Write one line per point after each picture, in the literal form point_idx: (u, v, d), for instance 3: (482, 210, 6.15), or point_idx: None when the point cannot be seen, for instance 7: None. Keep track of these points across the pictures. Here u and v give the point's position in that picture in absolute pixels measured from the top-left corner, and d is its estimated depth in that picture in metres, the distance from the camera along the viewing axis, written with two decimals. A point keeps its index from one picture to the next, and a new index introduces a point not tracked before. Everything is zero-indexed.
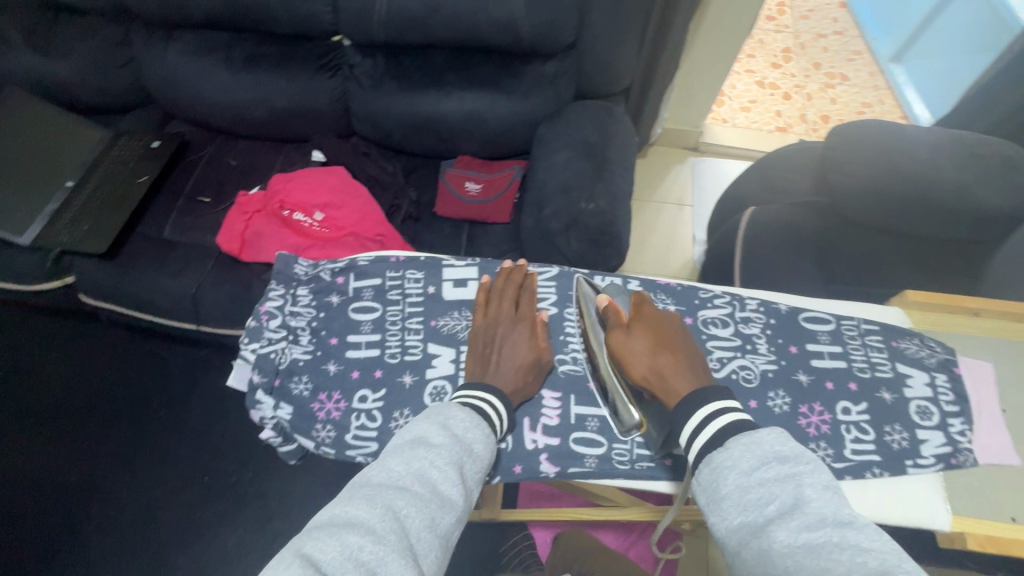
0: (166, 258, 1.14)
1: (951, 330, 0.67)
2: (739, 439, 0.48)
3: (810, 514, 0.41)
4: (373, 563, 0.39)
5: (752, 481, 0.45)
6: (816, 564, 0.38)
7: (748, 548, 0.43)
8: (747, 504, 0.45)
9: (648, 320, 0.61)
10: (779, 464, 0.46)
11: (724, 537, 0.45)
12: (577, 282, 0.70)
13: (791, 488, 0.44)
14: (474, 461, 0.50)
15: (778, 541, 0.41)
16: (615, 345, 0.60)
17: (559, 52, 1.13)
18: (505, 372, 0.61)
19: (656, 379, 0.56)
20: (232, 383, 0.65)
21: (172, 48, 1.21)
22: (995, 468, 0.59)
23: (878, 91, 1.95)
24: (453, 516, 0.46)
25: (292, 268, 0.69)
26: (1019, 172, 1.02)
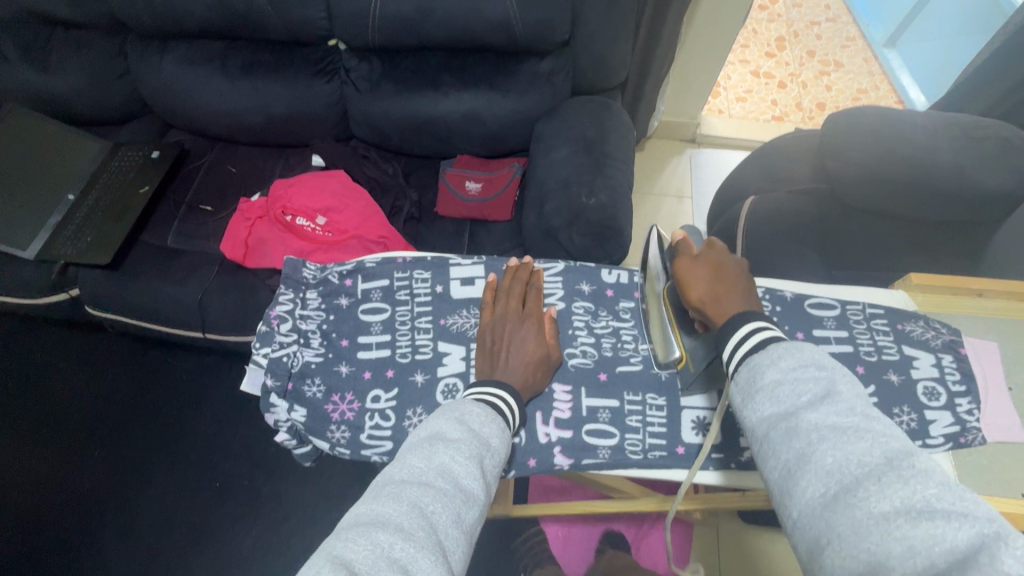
0: (171, 267, 1.15)
1: (954, 311, 0.67)
2: (779, 344, 0.49)
3: (842, 403, 0.43)
4: (406, 560, 0.39)
5: (788, 374, 0.46)
6: (844, 445, 0.40)
7: (775, 430, 0.44)
8: (779, 394, 0.46)
9: (717, 253, 0.61)
10: (814, 364, 0.47)
11: (751, 423, 0.47)
12: (648, 228, 0.71)
13: (825, 381, 0.45)
14: (492, 456, 0.51)
15: (808, 423, 0.43)
16: (680, 270, 0.61)
17: (555, 49, 1.13)
18: (513, 368, 0.61)
19: (712, 301, 0.57)
20: (246, 388, 0.66)
21: (168, 58, 1.21)
22: (1008, 447, 0.58)
23: (873, 77, 1.96)
24: (477, 511, 0.46)
25: (300, 272, 0.70)
26: (1016, 154, 1.02)
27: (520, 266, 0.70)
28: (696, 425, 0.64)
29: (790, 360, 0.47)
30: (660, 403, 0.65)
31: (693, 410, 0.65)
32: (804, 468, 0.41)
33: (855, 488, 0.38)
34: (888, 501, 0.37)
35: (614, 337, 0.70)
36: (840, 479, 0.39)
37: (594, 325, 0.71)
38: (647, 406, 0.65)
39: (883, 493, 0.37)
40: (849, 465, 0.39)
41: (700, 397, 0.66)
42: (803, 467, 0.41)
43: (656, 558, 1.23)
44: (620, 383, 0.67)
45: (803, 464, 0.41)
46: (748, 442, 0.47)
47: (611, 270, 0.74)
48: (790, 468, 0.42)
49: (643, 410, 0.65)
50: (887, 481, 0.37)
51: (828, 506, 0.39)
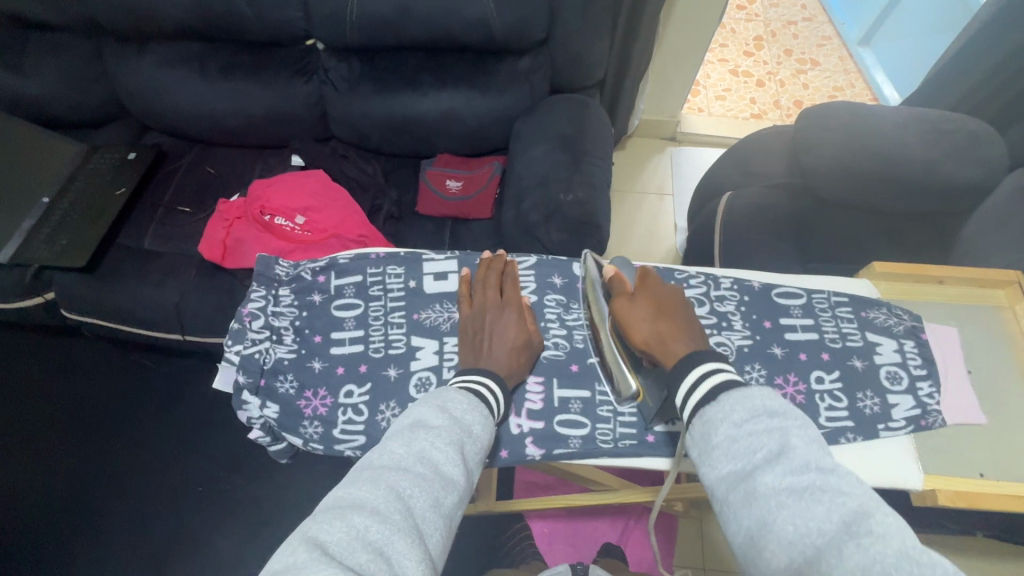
0: (149, 270, 1.14)
1: (919, 298, 0.69)
2: (730, 394, 0.50)
3: (797, 461, 0.44)
4: (381, 543, 0.40)
5: (742, 431, 0.48)
6: (802, 511, 0.41)
7: (735, 493, 0.45)
8: (736, 453, 0.47)
9: (653, 290, 0.63)
10: (767, 416, 0.48)
11: (712, 483, 0.48)
12: (584, 257, 0.71)
13: (779, 437, 0.46)
14: (473, 442, 0.52)
15: (765, 487, 0.44)
16: (620, 312, 0.62)
17: (533, 48, 1.14)
18: (497, 356, 0.62)
19: (657, 341, 0.58)
20: (218, 385, 0.65)
21: (143, 58, 1.20)
22: (965, 428, 0.60)
23: (849, 75, 1.99)
24: (456, 495, 0.47)
25: (273, 269, 0.70)
26: (983, 147, 1.05)
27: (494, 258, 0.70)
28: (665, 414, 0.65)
29: (742, 416, 0.48)
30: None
31: None
32: (767, 536, 0.42)
33: (816, 558, 0.39)
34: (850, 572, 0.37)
35: (586, 329, 0.71)
36: (802, 549, 0.40)
37: (566, 317, 0.72)
38: None
39: (844, 563, 0.37)
40: (808, 533, 0.40)
41: None
42: (765, 536, 0.42)
43: (641, 552, 1.24)
44: (592, 373, 0.68)
45: (765, 532, 0.42)
46: (713, 502, 0.48)
47: (583, 263, 0.75)
48: (752, 535, 0.43)
49: (614, 400, 0.66)
50: (847, 549, 0.38)
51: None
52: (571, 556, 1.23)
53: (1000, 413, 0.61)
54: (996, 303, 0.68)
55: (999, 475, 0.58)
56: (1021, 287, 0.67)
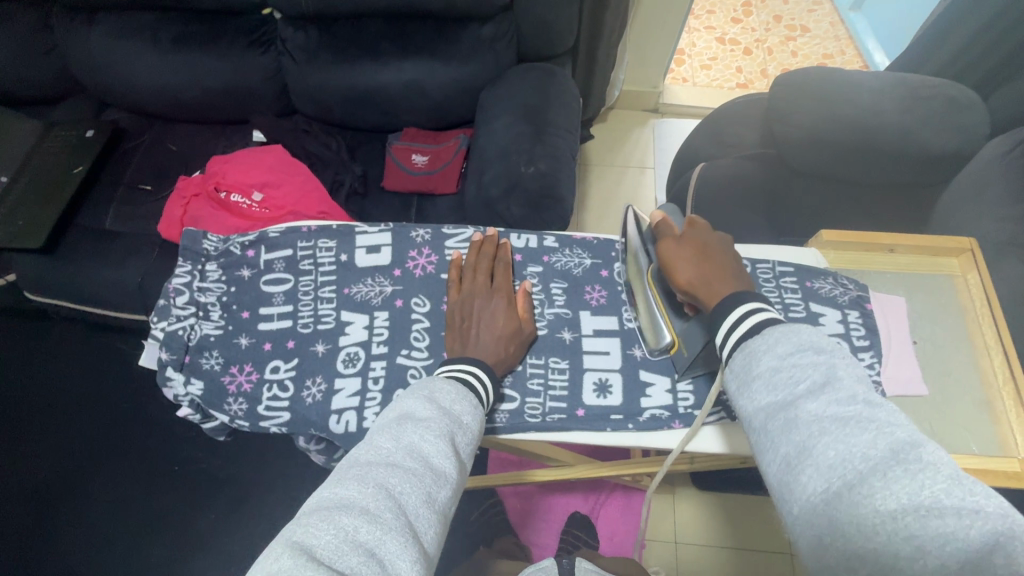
0: (109, 249, 1.13)
1: (867, 267, 0.67)
2: (776, 328, 0.45)
3: (843, 391, 0.39)
4: (373, 543, 0.37)
5: (786, 361, 0.42)
6: (846, 438, 0.36)
7: (773, 423, 0.41)
8: (776, 383, 0.42)
9: (700, 233, 0.59)
10: (813, 349, 0.42)
11: (749, 414, 0.43)
12: (625, 212, 0.69)
13: (825, 367, 0.41)
14: (463, 432, 0.50)
15: (808, 414, 0.39)
16: (664, 253, 0.59)
17: (496, 14, 1.09)
18: (483, 344, 0.60)
19: (701, 282, 0.54)
20: (145, 363, 0.65)
21: (95, 31, 1.16)
22: (904, 400, 0.59)
23: (839, 41, 1.93)
24: (450, 488, 0.44)
25: (200, 245, 0.68)
26: (961, 114, 1.01)
27: (486, 240, 0.68)
28: (596, 387, 0.64)
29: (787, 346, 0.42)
30: (563, 365, 0.65)
31: (596, 371, 0.65)
32: (805, 462, 0.37)
33: (858, 483, 0.35)
34: (895, 498, 0.33)
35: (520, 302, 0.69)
36: (843, 475, 0.36)
37: None
38: (549, 369, 0.65)
39: (890, 489, 0.33)
40: (851, 460, 0.35)
41: (602, 358, 0.65)
42: (803, 463, 0.37)
43: (614, 528, 1.24)
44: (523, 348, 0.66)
45: (803, 458, 0.38)
46: (746, 433, 0.43)
47: (521, 235, 0.72)
48: (789, 464, 0.38)
49: (545, 374, 0.65)
50: (894, 477, 0.34)
51: (832, 502, 0.35)
52: (543, 531, 1.25)
53: (942, 384, 0.60)
54: (948, 272, 0.66)
55: (934, 446, 0.56)
56: (974, 254, 0.65)
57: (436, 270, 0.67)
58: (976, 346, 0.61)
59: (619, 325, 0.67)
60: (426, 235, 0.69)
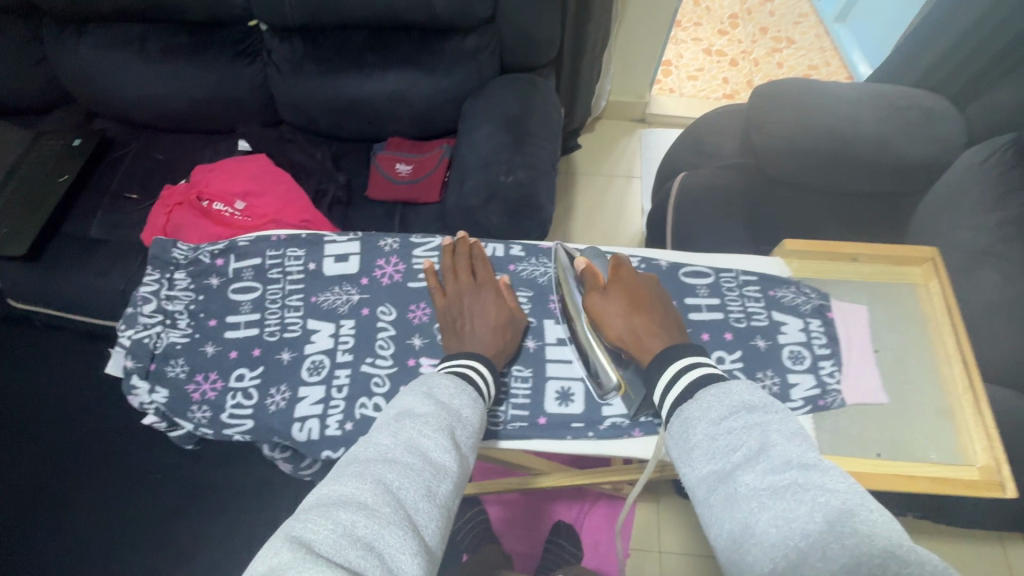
0: (93, 257, 1.13)
1: (833, 275, 0.67)
2: (709, 390, 0.50)
3: (776, 458, 0.42)
4: (370, 537, 0.38)
5: (720, 428, 0.46)
6: (783, 509, 0.38)
7: (717, 495, 0.43)
8: (714, 452, 0.45)
9: (626, 280, 0.63)
10: (745, 414, 0.46)
11: (694, 485, 0.46)
12: (556, 247, 0.69)
13: (757, 433, 0.44)
14: (463, 426, 0.51)
15: (746, 486, 0.41)
16: (593, 308, 0.62)
17: (478, 26, 1.11)
18: (480, 337, 0.61)
19: (631, 337, 0.59)
20: (112, 371, 0.65)
21: (84, 41, 1.18)
22: (864, 409, 0.59)
23: (824, 53, 1.95)
24: (449, 483, 0.45)
25: (169, 253, 0.69)
26: (938, 124, 1.02)
27: (457, 243, 0.69)
28: (558, 395, 0.64)
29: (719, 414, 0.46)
30: (526, 374, 0.65)
31: (559, 380, 0.65)
32: (748, 536, 0.39)
33: (800, 560, 0.36)
34: (833, 572, 0.34)
35: None
36: (787, 551, 0.37)
37: None
38: (512, 378, 0.65)
39: (828, 564, 0.35)
40: (791, 534, 0.37)
41: (565, 367, 0.66)
42: (748, 539, 0.39)
43: (597, 538, 1.23)
44: None
45: (745, 532, 0.39)
46: (694, 502, 0.46)
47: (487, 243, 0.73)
48: (736, 539, 0.40)
49: (507, 382, 0.65)
50: (831, 551, 0.35)
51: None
52: (526, 541, 1.24)
53: (904, 392, 0.60)
54: (911, 281, 0.67)
55: (894, 455, 0.57)
56: (936, 264, 0.66)
57: (403, 279, 0.68)
58: (937, 356, 0.62)
59: None
60: (394, 244, 0.70)
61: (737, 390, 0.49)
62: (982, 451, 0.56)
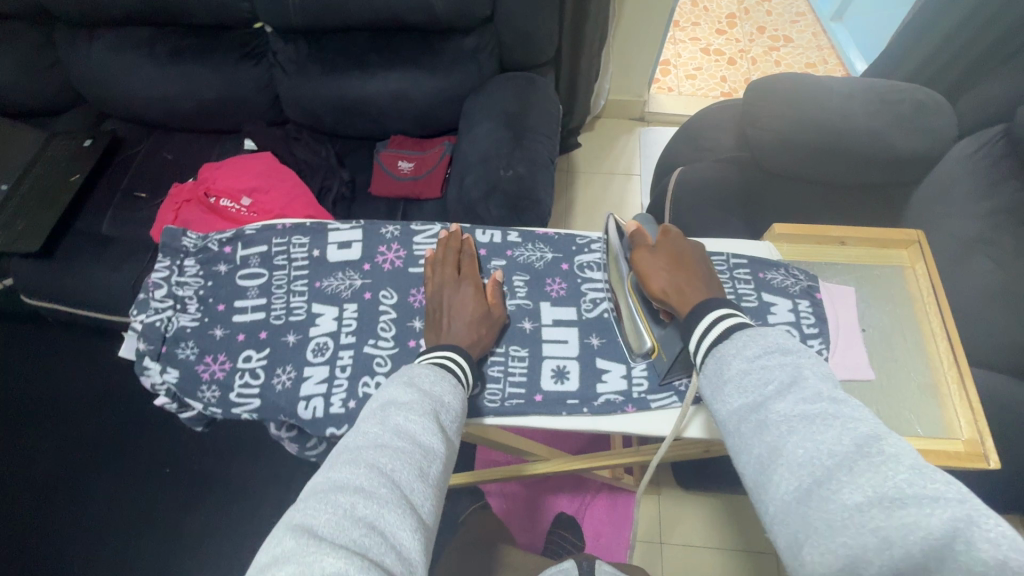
0: (104, 254, 1.16)
1: (820, 259, 0.70)
2: (743, 332, 0.50)
3: (808, 391, 0.43)
4: (371, 517, 0.40)
5: (756, 365, 0.47)
6: (813, 435, 0.40)
7: (747, 424, 0.44)
8: (747, 387, 0.46)
9: (673, 242, 0.63)
10: (780, 352, 0.47)
11: (724, 418, 0.47)
12: (604, 220, 0.71)
13: (791, 369, 0.45)
14: (448, 411, 0.52)
15: (777, 414, 0.42)
16: (640, 263, 0.62)
17: (477, 26, 1.13)
18: (457, 330, 0.62)
19: (675, 291, 0.58)
20: (124, 354, 0.68)
21: (95, 45, 1.21)
22: (850, 384, 0.61)
23: (821, 51, 1.97)
24: (439, 463, 0.47)
25: (179, 241, 0.71)
26: (930, 117, 1.02)
27: (450, 236, 0.71)
28: (554, 372, 0.66)
29: (756, 350, 0.47)
30: (522, 354, 0.67)
31: (555, 359, 0.67)
32: (778, 460, 0.40)
33: (828, 478, 0.38)
34: (860, 490, 0.36)
35: None
36: (813, 470, 0.39)
37: None
38: (510, 358, 0.67)
39: (855, 482, 0.37)
40: (819, 455, 0.39)
41: (561, 347, 0.68)
42: (777, 462, 0.40)
43: (600, 528, 1.24)
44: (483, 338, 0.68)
45: (776, 457, 0.41)
46: (722, 435, 0.47)
47: (485, 231, 0.75)
48: (763, 462, 0.42)
49: (505, 362, 0.67)
50: (858, 471, 0.37)
51: (804, 498, 0.38)
52: (529, 532, 1.26)
53: (890, 370, 0.62)
54: (899, 263, 0.69)
55: None
56: (922, 247, 0.68)
57: (403, 265, 0.70)
58: (924, 334, 0.64)
59: (578, 315, 0.70)
60: (395, 231, 0.72)
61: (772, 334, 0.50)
62: (966, 425, 0.58)
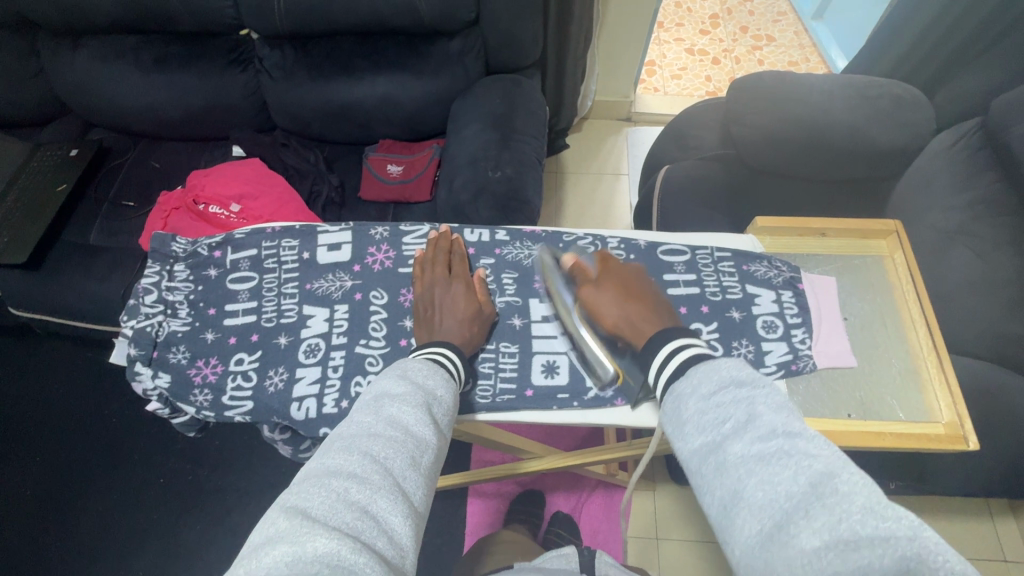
0: (94, 263, 1.16)
1: (803, 250, 0.71)
2: (697, 366, 0.47)
3: (763, 427, 0.39)
4: (365, 501, 0.40)
5: (710, 401, 0.43)
6: (769, 475, 0.36)
7: (704, 467, 0.41)
8: (704, 425, 0.43)
9: (614, 272, 0.62)
10: (735, 384, 0.43)
11: (686, 460, 0.43)
12: (541, 254, 0.71)
13: (746, 403, 0.41)
14: (440, 404, 0.52)
15: (733, 455, 0.39)
16: (587, 298, 0.61)
17: (463, 30, 1.14)
18: (449, 328, 0.63)
19: (626, 324, 0.56)
20: (116, 360, 0.68)
21: (80, 54, 1.21)
22: (833, 371, 0.63)
23: (803, 49, 2.00)
24: (431, 453, 0.47)
25: (169, 247, 0.72)
26: (908, 111, 1.05)
27: (442, 237, 0.72)
28: (545, 368, 0.67)
29: (707, 387, 0.43)
30: (513, 350, 0.68)
31: (546, 355, 0.68)
32: (736, 505, 0.37)
33: (785, 524, 0.34)
34: (818, 535, 0.32)
35: None
36: (771, 515, 0.35)
37: None
38: (500, 354, 0.68)
39: (812, 526, 0.33)
40: (775, 498, 0.35)
41: (551, 342, 0.69)
42: (734, 507, 0.37)
43: (596, 525, 1.25)
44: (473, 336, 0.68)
45: (734, 502, 0.37)
46: (686, 478, 0.43)
47: (474, 229, 0.76)
48: (724, 508, 0.38)
49: (496, 358, 0.68)
50: (815, 513, 0.33)
51: (764, 546, 0.34)
52: None
53: (872, 356, 0.64)
54: (877, 253, 0.70)
55: (863, 415, 0.60)
56: (900, 236, 0.70)
57: (393, 265, 0.71)
58: (904, 322, 0.65)
59: None
60: (385, 232, 0.73)
61: (726, 365, 0.46)
62: (946, 408, 0.59)
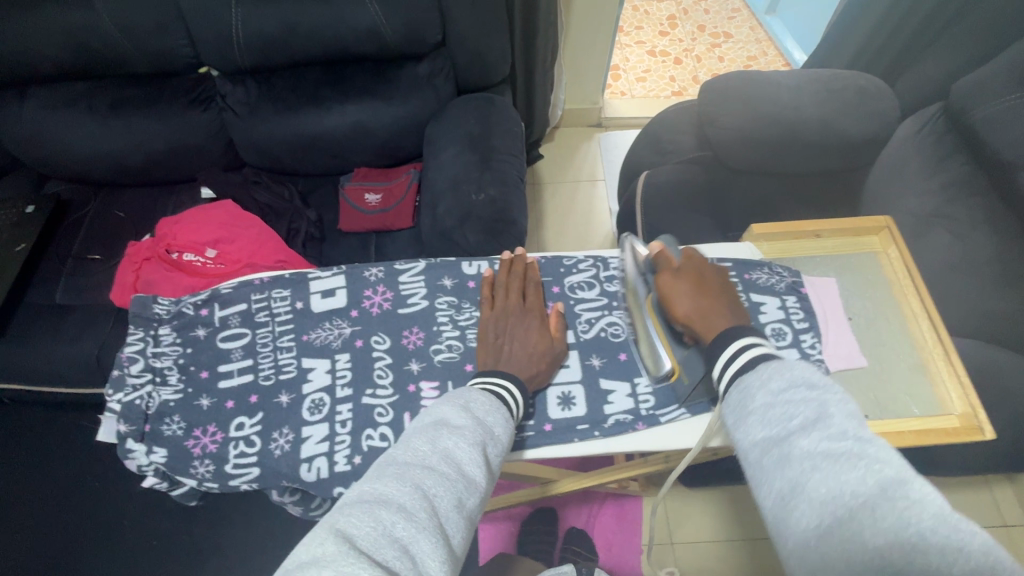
0: (62, 325, 1.10)
1: (797, 253, 0.72)
2: (772, 364, 0.48)
3: (834, 428, 0.40)
4: (407, 540, 0.38)
5: (779, 398, 0.44)
6: (837, 473, 0.37)
7: (768, 458, 0.41)
8: (770, 421, 0.44)
9: (696, 265, 0.62)
10: (806, 386, 0.44)
11: (746, 450, 0.44)
12: (624, 239, 0.72)
13: (816, 405, 0.42)
14: (495, 443, 0.50)
15: (801, 450, 0.40)
16: (662, 285, 0.61)
17: (431, 52, 1.12)
18: (518, 359, 0.62)
19: (699, 317, 0.58)
20: (105, 437, 0.64)
21: (27, 104, 1.15)
22: (845, 373, 0.63)
23: (760, 44, 2.05)
24: (479, 497, 0.45)
25: (150, 309, 0.68)
26: (873, 101, 1.08)
27: (516, 260, 0.71)
28: (560, 400, 0.65)
29: (780, 384, 0.45)
30: None
31: (558, 386, 0.67)
32: (797, 497, 0.37)
33: (848, 519, 0.35)
34: (884, 535, 0.33)
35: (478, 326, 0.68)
36: (834, 509, 0.36)
37: (458, 317, 0.69)
38: None
39: (877, 526, 0.33)
40: (841, 495, 0.36)
41: (562, 371, 0.68)
42: (795, 498, 0.38)
43: (610, 537, 1.23)
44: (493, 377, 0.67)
45: (795, 493, 0.38)
46: (744, 468, 0.44)
47: (472, 262, 0.72)
48: (782, 498, 0.39)
49: None
50: (881, 514, 0.34)
51: (823, 538, 0.35)
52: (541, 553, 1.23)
53: (881, 354, 0.65)
54: (871, 250, 0.72)
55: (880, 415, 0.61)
56: (891, 231, 0.72)
57: (392, 307, 0.69)
58: (907, 317, 0.67)
59: (575, 338, 0.70)
60: (379, 273, 0.71)
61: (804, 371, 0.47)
62: (957, 398, 0.61)
